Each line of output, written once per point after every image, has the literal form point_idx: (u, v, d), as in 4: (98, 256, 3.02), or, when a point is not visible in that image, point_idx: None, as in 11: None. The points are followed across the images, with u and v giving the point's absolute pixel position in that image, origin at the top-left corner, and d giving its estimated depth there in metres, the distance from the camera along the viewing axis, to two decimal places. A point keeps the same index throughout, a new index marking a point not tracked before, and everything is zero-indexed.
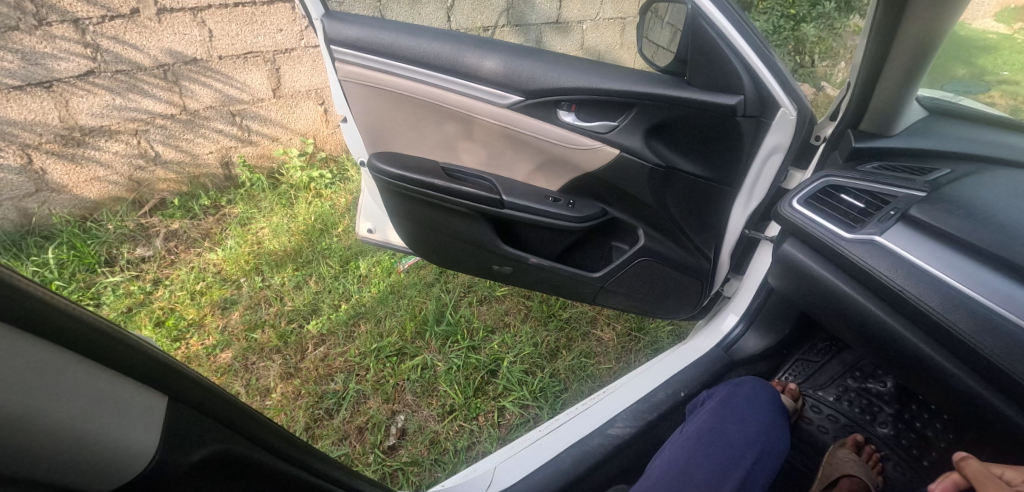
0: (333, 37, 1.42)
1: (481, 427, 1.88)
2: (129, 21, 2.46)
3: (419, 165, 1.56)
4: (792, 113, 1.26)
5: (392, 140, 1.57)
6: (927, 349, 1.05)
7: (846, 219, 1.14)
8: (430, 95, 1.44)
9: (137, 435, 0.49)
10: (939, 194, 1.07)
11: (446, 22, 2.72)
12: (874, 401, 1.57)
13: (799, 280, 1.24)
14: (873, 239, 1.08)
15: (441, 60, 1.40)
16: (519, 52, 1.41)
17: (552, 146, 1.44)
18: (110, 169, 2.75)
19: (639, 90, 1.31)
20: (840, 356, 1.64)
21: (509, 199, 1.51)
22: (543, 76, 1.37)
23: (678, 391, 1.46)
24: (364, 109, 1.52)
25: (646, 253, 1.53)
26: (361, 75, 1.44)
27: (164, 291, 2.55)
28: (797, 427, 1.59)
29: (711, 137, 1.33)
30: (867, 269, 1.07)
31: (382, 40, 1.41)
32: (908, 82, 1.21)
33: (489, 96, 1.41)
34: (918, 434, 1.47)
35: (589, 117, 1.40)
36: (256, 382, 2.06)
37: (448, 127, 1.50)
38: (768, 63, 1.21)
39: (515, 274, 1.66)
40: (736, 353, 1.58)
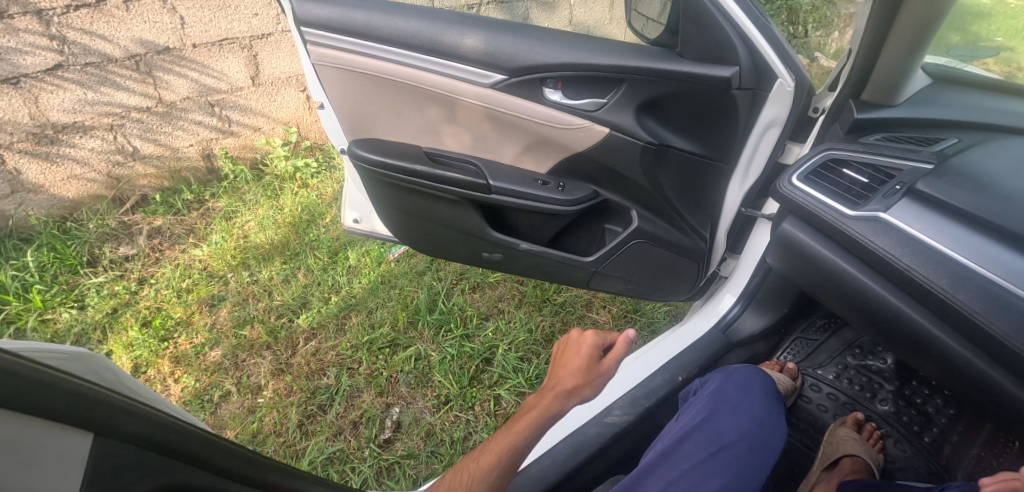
0: (303, 18, 1.33)
1: (477, 416, 1.85)
2: (95, 10, 2.35)
3: (402, 152, 1.49)
4: (790, 84, 1.20)
5: (373, 126, 1.50)
6: (932, 329, 1.01)
7: (848, 195, 1.09)
8: (410, 77, 1.36)
9: (55, 481, 0.45)
10: (946, 166, 1.02)
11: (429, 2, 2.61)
12: (874, 378, 1.55)
13: (799, 259, 1.20)
14: (877, 216, 1.03)
15: (419, 37, 1.32)
16: (502, 28, 1.34)
17: (540, 127, 1.37)
18: (87, 166, 2.66)
19: (629, 65, 1.24)
20: (840, 334, 1.61)
21: (495, 183, 1.46)
22: (527, 53, 1.30)
23: (677, 376, 1.43)
24: (341, 93, 1.43)
25: (640, 235, 1.48)
26: (336, 58, 1.36)
27: (150, 290, 2.49)
28: (797, 406, 1.57)
29: (706, 112, 1.27)
30: (871, 247, 1.03)
31: (355, 20, 1.32)
32: (913, 51, 1.13)
33: (473, 76, 1.34)
34: (919, 410, 1.46)
35: (577, 94, 1.33)
36: (246, 379, 2.02)
37: (430, 109, 1.43)
38: (764, 31, 1.15)
39: (505, 261, 1.62)
40: (734, 334, 1.55)
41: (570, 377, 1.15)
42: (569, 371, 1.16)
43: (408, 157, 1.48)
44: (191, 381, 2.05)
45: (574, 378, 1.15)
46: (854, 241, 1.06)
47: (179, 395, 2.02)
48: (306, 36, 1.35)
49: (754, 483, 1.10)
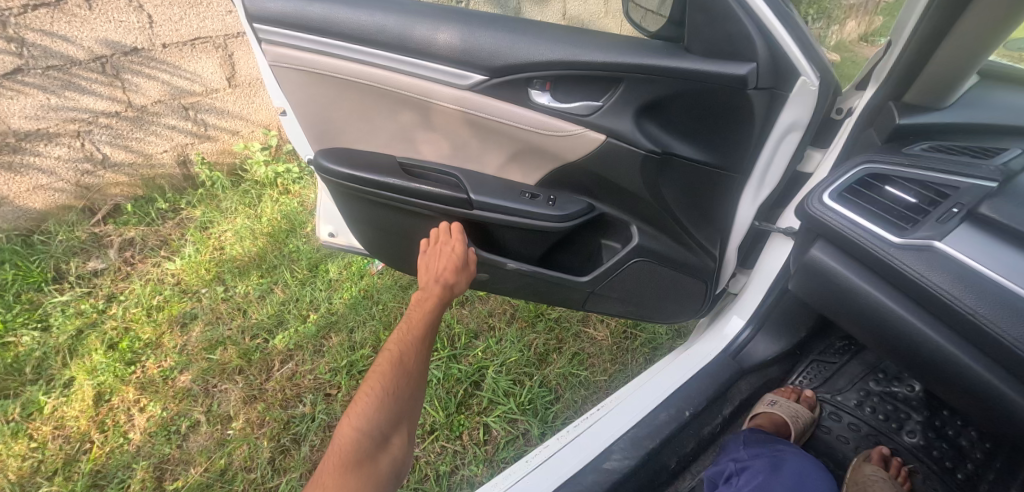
0: (254, 11, 1.17)
1: (466, 447, 1.70)
2: (55, 9, 2.15)
3: (374, 162, 1.33)
4: (814, 83, 1.05)
5: (341, 133, 1.35)
6: (989, 377, 0.83)
7: (891, 218, 0.92)
8: (378, 78, 1.20)
9: None
10: (1016, 185, 0.83)
11: None
12: (900, 407, 1.41)
13: (830, 290, 1.02)
14: (930, 245, 0.84)
15: (387, 33, 1.16)
16: (480, 21, 1.18)
17: (526, 134, 1.22)
18: (53, 176, 2.48)
19: (628, 62, 1.08)
20: (860, 356, 1.49)
21: (477, 197, 1.30)
22: (509, 49, 1.13)
23: (683, 410, 1.28)
24: (302, 97, 1.28)
25: (641, 253, 1.33)
26: (293, 58, 1.20)
27: (118, 308, 2.32)
28: (814, 437, 1.43)
29: (716, 116, 1.11)
30: (920, 282, 0.85)
31: (313, 14, 1.16)
32: (978, 47, 0.94)
33: (449, 76, 1.18)
34: (950, 444, 1.33)
35: (568, 96, 1.17)
36: (216, 408, 1.87)
37: (402, 115, 1.27)
38: (784, 21, 0.99)
39: (492, 280, 1.46)
40: (745, 359, 1.41)
41: (448, 275, 1.29)
42: (445, 271, 1.28)
43: (380, 169, 1.31)
44: (158, 409, 1.90)
45: (454, 275, 1.29)
46: (899, 273, 0.88)
47: (144, 426, 1.86)
48: (259, 33, 1.19)
49: None
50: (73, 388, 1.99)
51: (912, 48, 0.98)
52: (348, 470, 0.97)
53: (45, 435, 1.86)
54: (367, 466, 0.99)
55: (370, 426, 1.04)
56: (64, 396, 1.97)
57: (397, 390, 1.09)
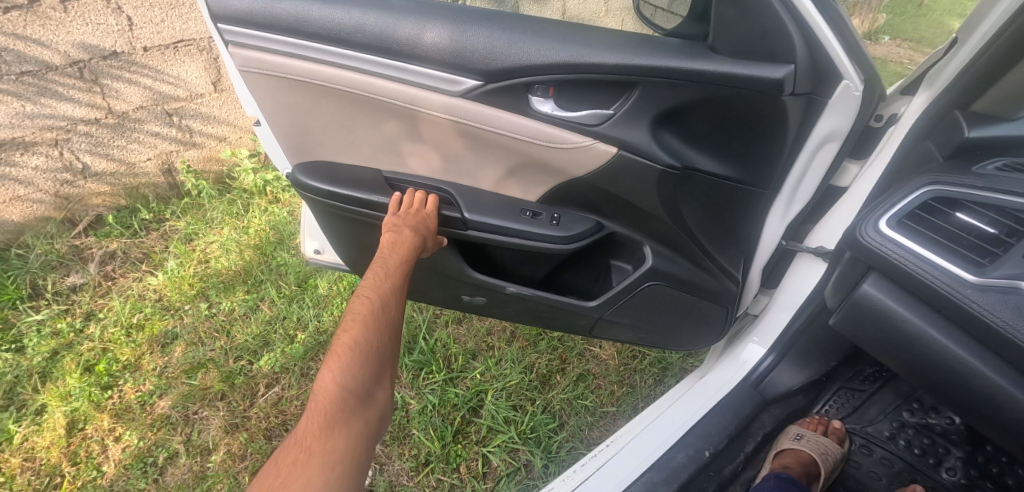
0: (215, 9, 1.04)
1: (463, 480, 1.58)
2: (28, 11, 2.01)
3: (357, 178, 1.23)
4: (857, 87, 0.94)
5: (320, 144, 1.23)
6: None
7: (964, 250, 0.74)
8: (358, 84, 1.08)
9: None
10: None
11: None
12: (938, 440, 1.29)
13: (880, 332, 0.84)
14: (1016, 285, 0.68)
15: (365, 32, 1.03)
16: (471, 18, 1.05)
17: (526, 145, 1.10)
18: (31, 186, 2.34)
19: (644, 65, 0.97)
20: (892, 384, 1.36)
21: (471, 217, 1.20)
22: (506, 51, 1.01)
23: (703, 450, 1.15)
24: (276, 106, 1.16)
25: (656, 276, 1.24)
26: (263, 62, 1.08)
27: (96, 327, 2.19)
28: (843, 473, 1.31)
29: (743, 126, 1.00)
30: (1007, 334, 0.68)
31: (283, 11, 1.03)
32: None
33: (438, 81, 1.05)
34: (996, 484, 1.21)
35: (574, 104, 1.06)
36: (196, 437, 1.76)
37: (388, 125, 1.15)
38: (828, 16, 0.88)
39: (489, 305, 1.35)
40: (768, 390, 1.28)
41: (423, 230, 1.16)
42: (419, 227, 1.15)
43: (364, 184, 1.22)
44: (135, 439, 1.77)
45: (428, 232, 1.17)
46: (976, 320, 0.71)
47: (119, 457, 1.74)
48: (223, 34, 1.06)
49: None
50: (45, 416, 1.86)
51: (1001, 50, 0.82)
52: (336, 429, 0.81)
53: (13, 468, 1.73)
54: (356, 422, 0.85)
55: (353, 380, 0.89)
56: (35, 425, 1.84)
57: (381, 343, 0.98)
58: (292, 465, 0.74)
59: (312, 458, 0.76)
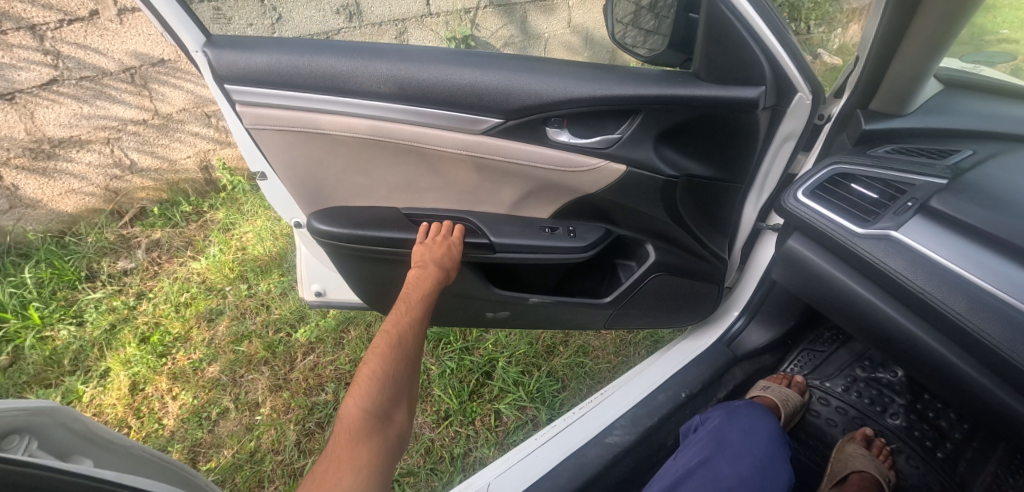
0: (227, 73, 1.21)
1: (478, 431, 1.82)
2: (88, 23, 2.28)
3: (375, 217, 1.40)
4: (808, 97, 1.19)
5: (337, 188, 1.39)
6: (930, 343, 0.92)
7: (856, 212, 0.97)
8: (374, 128, 1.27)
9: None
10: (962, 183, 0.90)
11: (425, 9, 2.42)
12: (885, 391, 1.51)
13: (804, 279, 1.08)
14: (888, 234, 0.91)
15: (373, 81, 1.22)
16: (479, 62, 1.25)
17: (547, 172, 1.32)
18: (85, 181, 2.60)
19: (644, 95, 1.19)
20: (848, 345, 1.58)
21: (500, 241, 1.40)
22: (526, 91, 1.22)
23: (679, 392, 1.40)
24: (292, 157, 1.33)
25: (659, 269, 1.45)
26: (277, 117, 1.25)
27: (148, 304, 2.41)
28: (806, 421, 1.53)
29: (722, 135, 1.23)
30: (883, 269, 0.91)
31: (300, 68, 1.21)
32: (927, 59, 1.04)
33: (457, 119, 1.25)
34: (932, 425, 1.43)
35: (587, 132, 1.28)
36: (244, 396, 2.00)
37: (402, 160, 1.33)
38: (785, 44, 1.11)
39: (512, 317, 1.56)
40: (739, 347, 1.53)
41: (448, 260, 1.34)
42: (445, 257, 1.33)
43: (387, 224, 1.40)
44: (190, 397, 2.02)
45: (451, 262, 1.35)
46: (863, 260, 0.94)
47: (176, 412, 1.99)
48: (237, 93, 1.23)
49: None
50: (109, 378, 2.11)
51: (872, 64, 1.08)
52: (359, 444, 0.95)
53: None
54: (378, 438, 0.99)
55: (374, 403, 1.04)
56: (101, 386, 2.09)
57: (398, 374, 1.12)
58: (325, 470, 0.88)
59: (342, 466, 0.90)
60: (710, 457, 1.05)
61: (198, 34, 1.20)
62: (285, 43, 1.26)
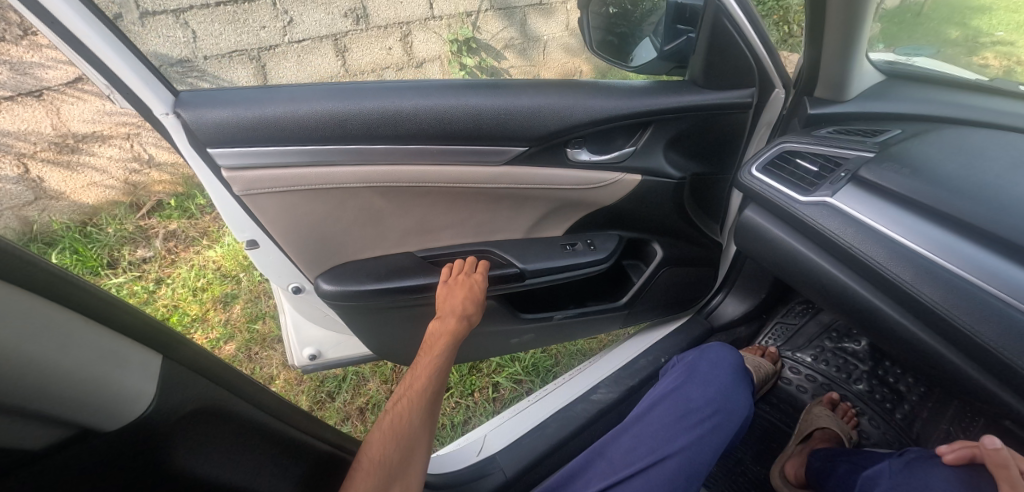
0: (206, 135, 1.08)
1: (477, 402, 1.96)
2: None
3: (393, 266, 1.31)
4: (783, 92, 1.30)
5: (344, 243, 1.27)
6: (857, 290, 1.06)
7: (801, 183, 1.13)
8: (385, 173, 1.19)
9: (139, 386, 0.51)
10: (887, 154, 1.06)
11: (429, 12, 2.20)
12: (850, 359, 1.62)
13: (755, 244, 1.25)
14: (825, 200, 1.07)
15: (380, 125, 1.15)
16: (488, 91, 1.23)
17: (569, 191, 1.31)
18: (105, 174, 2.41)
19: (655, 106, 1.24)
20: (817, 317, 1.70)
21: (529, 266, 1.37)
22: (548, 117, 1.21)
23: (660, 357, 1.55)
24: (287, 218, 1.19)
25: (666, 264, 1.48)
26: (275, 177, 1.14)
27: (167, 289, 2.38)
28: (777, 387, 1.64)
29: (717, 135, 1.32)
30: (820, 229, 1.07)
31: (296, 116, 1.11)
32: (846, 53, 1.15)
33: (481, 154, 1.22)
34: (891, 389, 1.54)
35: (604, 150, 1.30)
36: (259, 371, 2.14)
37: (414, 205, 1.26)
38: (768, 48, 1.22)
39: (537, 338, 1.51)
40: (715, 319, 1.68)
41: (472, 301, 1.26)
42: (467, 300, 1.26)
43: (408, 272, 1.31)
44: None
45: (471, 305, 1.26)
46: (805, 223, 1.10)
47: None
48: (230, 157, 1.10)
49: (704, 456, 1.00)
50: None
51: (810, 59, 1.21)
52: None
53: None
54: None
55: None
56: None
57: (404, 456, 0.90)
58: None
59: None
60: (677, 388, 1.11)
61: (166, 95, 1.09)
62: (259, 93, 1.16)
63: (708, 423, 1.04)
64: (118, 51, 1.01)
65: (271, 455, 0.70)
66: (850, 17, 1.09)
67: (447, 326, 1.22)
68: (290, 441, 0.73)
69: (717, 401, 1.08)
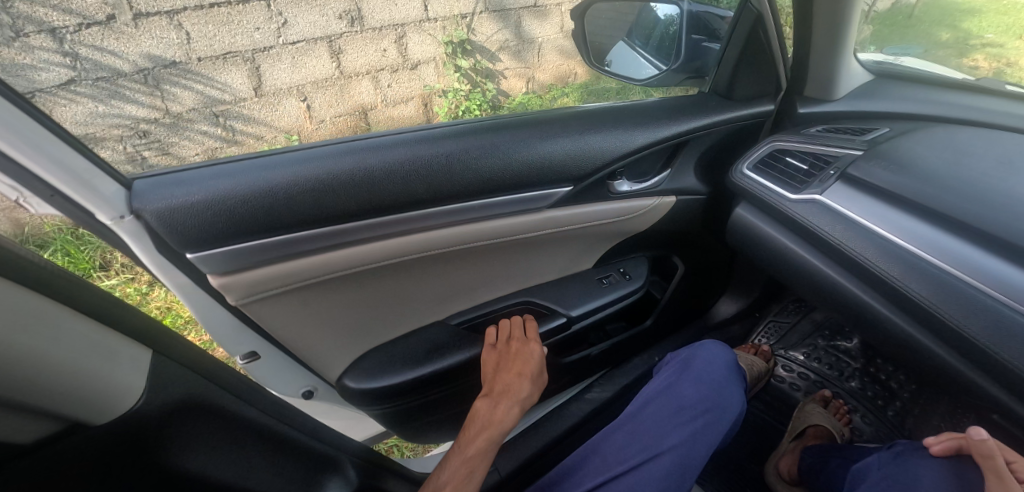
0: (186, 233, 0.89)
1: None
2: None
3: (431, 343, 1.22)
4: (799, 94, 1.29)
5: (361, 326, 1.15)
6: (846, 287, 1.07)
7: (790, 181, 1.17)
8: (398, 246, 1.06)
9: (127, 381, 0.54)
10: (875, 153, 1.09)
11: (423, 15, 1.58)
12: (842, 357, 1.63)
13: (747, 241, 1.27)
14: (815, 198, 1.10)
15: (382, 193, 1.01)
16: (511, 138, 1.12)
17: (608, 225, 1.27)
18: None
19: (694, 124, 1.22)
20: (810, 316, 1.70)
21: (576, 309, 1.33)
22: (592, 153, 1.15)
23: (654, 356, 1.56)
24: (295, 315, 1.06)
25: (687, 278, 1.48)
26: (284, 272, 0.99)
27: None
28: (770, 385, 1.65)
29: (738, 147, 1.33)
30: (809, 225, 1.09)
31: (300, 193, 0.95)
32: (832, 52, 1.18)
33: (523, 203, 1.14)
34: (883, 386, 1.54)
35: (641, 177, 1.26)
36: None
37: (427, 270, 1.14)
38: (765, 50, 1.23)
39: (571, 380, 1.42)
40: (711, 317, 1.68)
41: (529, 368, 1.17)
42: (524, 366, 1.17)
43: (449, 347, 1.22)
44: None
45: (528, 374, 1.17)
46: (797, 220, 1.12)
47: None
48: (225, 258, 0.93)
49: (697, 454, 1.01)
50: None
51: (795, 61, 1.25)
52: None
53: None
54: None
55: None
56: None
57: None
58: None
59: None
60: (669, 386, 1.12)
61: (112, 187, 0.87)
62: (220, 170, 0.97)
63: (699, 420, 1.05)
64: (34, 145, 0.77)
65: (262, 450, 0.72)
66: (834, 14, 1.13)
67: (508, 401, 1.11)
68: (281, 438, 0.75)
69: (710, 397, 1.08)
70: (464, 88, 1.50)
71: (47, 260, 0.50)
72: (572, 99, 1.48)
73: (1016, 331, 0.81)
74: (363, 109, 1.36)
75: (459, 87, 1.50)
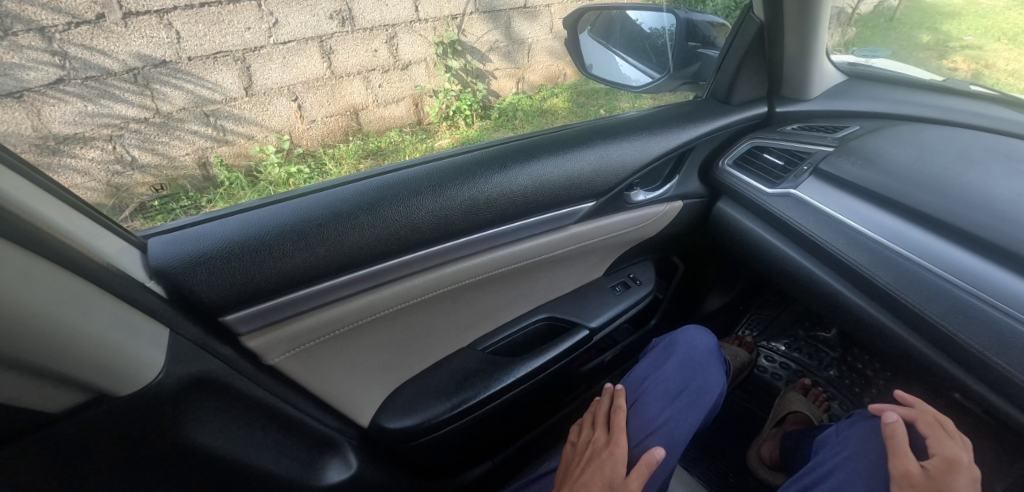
0: (207, 294, 0.78)
1: None
2: None
3: (462, 372, 1.14)
4: (808, 97, 1.30)
5: (396, 368, 1.07)
6: (822, 276, 1.11)
7: (767, 176, 1.25)
8: (433, 281, 1.00)
9: (150, 355, 0.71)
10: (846, 148, 1.19)
11: (414, 15, 1.42)
12: (821, 348, 1.67)
13: (728, 235, 1.33)
14: (790, 192, 1.19)
15: (420, 226, 0.94)
16: (540, 158, 1.09)
17: (623, 234, 1.28)
18: None
19: (701, 131, 1.26)
20: (790, 307, 1.74)
21: (595, 322, 1.29)
22: (614, 164, 1.15)
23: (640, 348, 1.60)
24: (328, 367, 0.96)
25: (685, 276, 1.51)
26: (315, 326, 0.89)
27: None
28: (753, 375, 1.71)
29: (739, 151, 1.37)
30: (784, 217, 1.17)
31: (329, 231, 0.87)
32: (805, 56, 1.23)
33: (553, 221, 1.12)
34: (860, 374, 1.58)
35: (654, 186, 1.28)
36: None
37: (459, 300, 1.08)
38: (746, 52, 1.28)
39: (587, 389, 1.40)
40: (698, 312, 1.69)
41: (593, 463, 0.97)
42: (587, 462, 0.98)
43: (482, 376, 1.13)
44: None
45: (598, 474, 0.94)
46: (775, 213, 1.20)
47: None
48: (256, 316, 0.83)
49: (681, 434, 1.06)
50: None
51: (768, 67, 1.29)
52: None
53: None
54: None
55: None
56: None
57: None
58: None
59: None
60: (655, 371, 1.16)
61: (120, 246, 0.76)
62: (237, 220, 0.87)
63: (682, 403, 1.09)
64: (47, 204, 0.65)
65: (246, 416, 0.86)
66: (803, 19, 1.18)
67: None
68: (266, 408, 0.89)
69: (692, 380, 1.14)
70: (455, 88, 1.46)
71: (81, 252, 0.66)
72: (561, 100, 1.53)
73: (972, 313, 0.88)
74: (355, 108, 1.31)
75: (449, 87, 1.46)
